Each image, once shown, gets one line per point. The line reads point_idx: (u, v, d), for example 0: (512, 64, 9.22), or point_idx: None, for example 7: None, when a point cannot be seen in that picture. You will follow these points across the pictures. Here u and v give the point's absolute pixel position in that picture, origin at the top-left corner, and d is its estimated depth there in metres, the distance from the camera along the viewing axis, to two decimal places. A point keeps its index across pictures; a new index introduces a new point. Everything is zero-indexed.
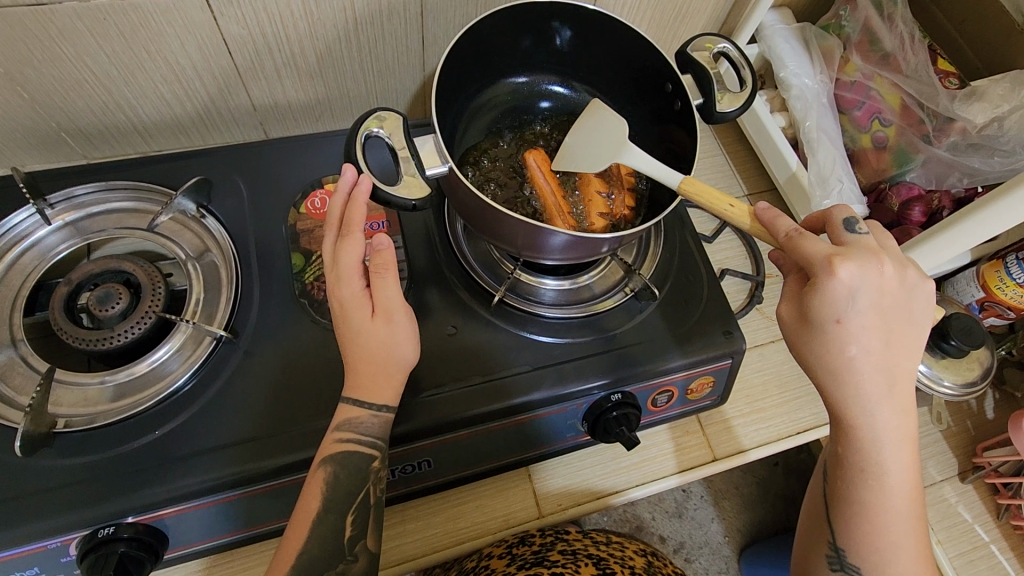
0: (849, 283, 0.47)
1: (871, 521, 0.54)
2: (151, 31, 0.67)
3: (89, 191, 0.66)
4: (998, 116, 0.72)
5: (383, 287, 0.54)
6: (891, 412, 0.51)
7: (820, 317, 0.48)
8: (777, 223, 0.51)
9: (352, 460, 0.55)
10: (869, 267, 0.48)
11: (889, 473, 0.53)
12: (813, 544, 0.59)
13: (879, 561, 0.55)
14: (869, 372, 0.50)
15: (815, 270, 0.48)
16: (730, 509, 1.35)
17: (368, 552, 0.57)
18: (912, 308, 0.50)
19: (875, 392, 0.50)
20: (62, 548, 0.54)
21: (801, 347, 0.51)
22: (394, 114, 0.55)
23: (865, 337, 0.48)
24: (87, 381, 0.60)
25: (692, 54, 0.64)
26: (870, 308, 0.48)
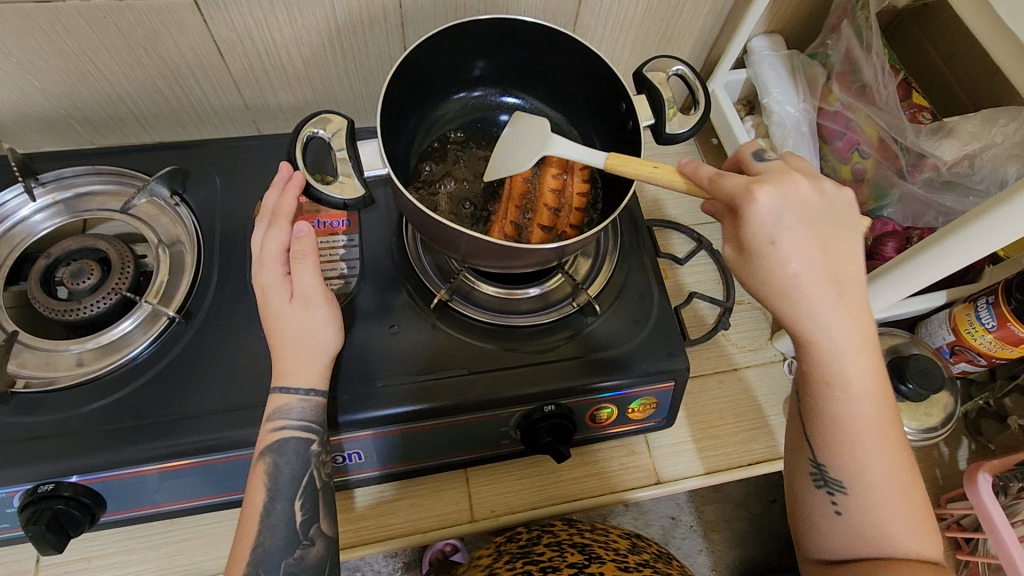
0: (772, 203, 0.48)
1: (845, 431, 0.54)
2: (148, 31, 0.72)
3: (77, 173, 0.72)
4: (969, 153, 0.70)
5: (301, 272, 0.59)
6: (844, 319, 0.50)
7: (754, 242, 0.49)
8: (699, 172, 0.52)
9: (289, 447, 0.57)
10: (786, 185, 0.49)
11: (852, 383, 0.52)
12: (797, 468, 0.59)
13: (860, 472, 0.54)
14: (814, 285, 0.49)
15: (738, 202, 0.49)
16: (718, 542, 1.27)
17: (324, 536, 0.59)
18: (839, 213, 0.50)
19: (823, 303, 0.50)
20: (7, 499, 0.59)
21: (745, 276, 0.51)
22: (339, 117, 0.60)
23: (797, 250, 0.48)
24: (52, 348, 0.64)
25: (647, 74, 0.65)
26: (796, 222, 0.48)
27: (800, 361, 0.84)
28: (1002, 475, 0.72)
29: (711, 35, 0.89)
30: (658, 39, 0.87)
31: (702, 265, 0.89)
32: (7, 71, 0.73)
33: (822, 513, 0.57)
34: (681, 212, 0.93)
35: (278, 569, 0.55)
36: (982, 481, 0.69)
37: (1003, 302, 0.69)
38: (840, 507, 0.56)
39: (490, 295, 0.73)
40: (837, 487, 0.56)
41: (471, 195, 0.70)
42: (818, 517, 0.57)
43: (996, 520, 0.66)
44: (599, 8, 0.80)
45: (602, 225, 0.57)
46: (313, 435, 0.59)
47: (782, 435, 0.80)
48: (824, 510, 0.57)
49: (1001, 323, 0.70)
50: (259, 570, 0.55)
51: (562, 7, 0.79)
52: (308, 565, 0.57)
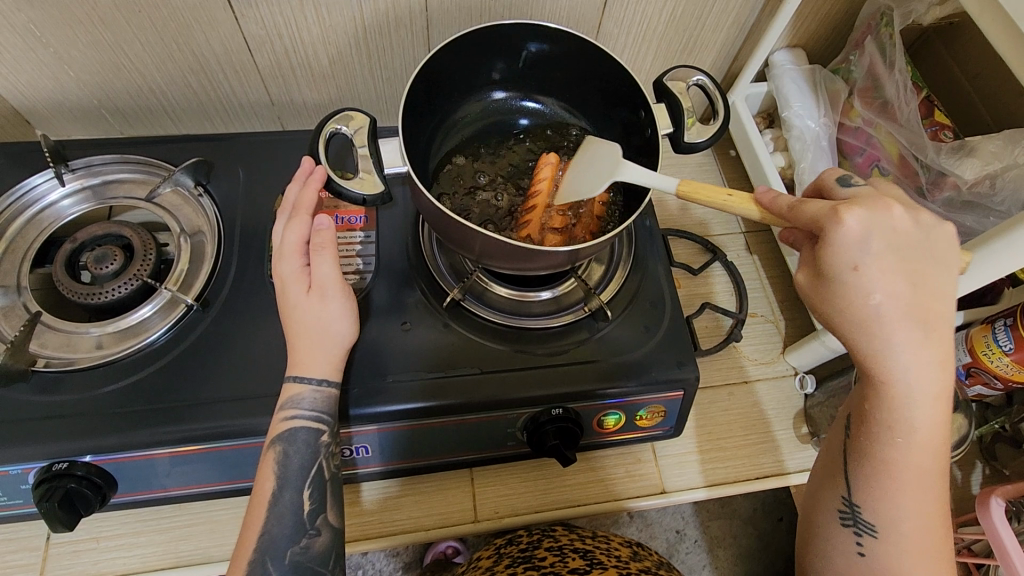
0: (861, 230, 0.47)
1: (890, 476, 0.54)
2: (180, 26, 0.74)
3: (106, 161, 0.74)
4: (990, 173, 0.70)
5: (320, 263, 0.60)
6: (922, 363, 0.49)
7: (835, 267, 0.48)
8: (778, 202, 0.52)
9: (299, 437, 0.58)
10: (878, 211, 0.48)
11: (913, 429, 0.51)
12: (825, 499, 0.59)
13: (895, 519, 0.54)
14: (898, 324, 0.48)
15: (822, 225, 0.48)
16: (723, 558, 1.25)
17: (331, 527, 0.59)
18: (937, 252, 0.49)
19: (905, 344, 0.49)
20: (23, 475, 0.60)
21: (819, 302, 0.50)
22: (362, 115, 0.61)
23: (884, 283, 0.47)
24: (74, 330, 0.66)
25: (667, 83, 0.66)
26: (886, 252, 0.47)
27: (812, 377, 0.83)
28: (1016, 500, 0.71)
29: (734, 48, 0.89)
30: (680, 50, 0.88)
31: (716, 277, 0.89)
32: (45, 61, 0.76)
33: (843, 551, 0.58)
34: (696, 222, 0.93)
35: (284, 558, 0.56)
36: (994, 506, 0.68)
37: (1020, 324, 0.70)
38: (863, 548, 0.56)
39: (502, 296, 0.73)
40: (866, 529, 0.56)
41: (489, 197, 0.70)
42: (835, 553, 0.58)
43: (1008, 546, 0.66)
44: (622, 18, 0.80)
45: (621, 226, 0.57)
46: (323, 426, 0.59)
47: (791, 450, 0.79)
48: (846, 548, 0.57)
49: (1019, 346, 0.70)
50: (264, 558, 0.55)
51: (586, 15, 0.80)
52: (313, 555, 0.57)
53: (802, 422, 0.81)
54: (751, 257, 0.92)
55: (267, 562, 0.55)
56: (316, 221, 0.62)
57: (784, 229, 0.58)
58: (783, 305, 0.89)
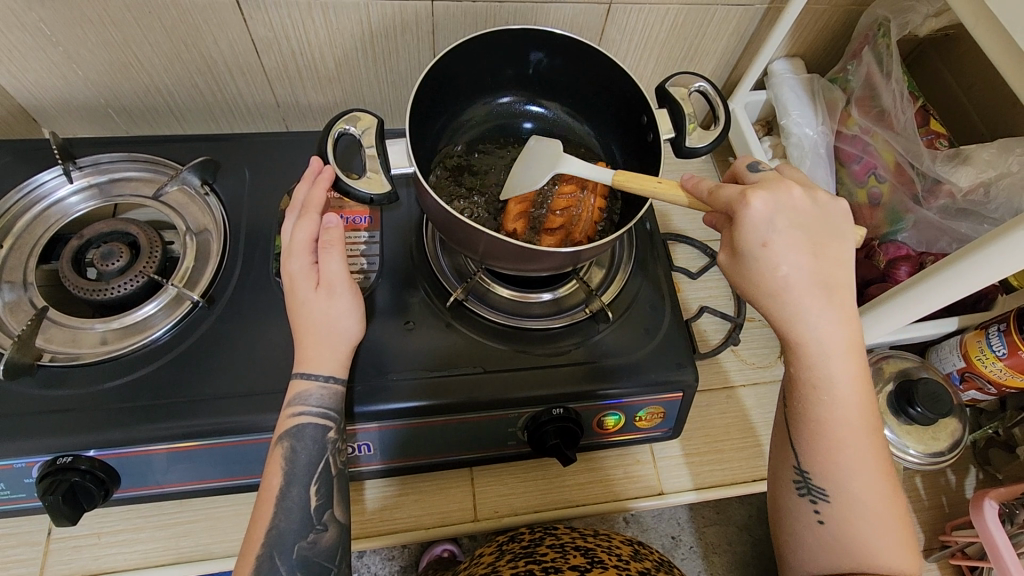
0: (765, 208, 0.50)
1: (829, 436, 0.55)
2: (189, 27, 0.75)
3: (113, 159, 0.75)
4: (984, 181, 0.72)
5: (328, 261, 0.61)
6: (830, 321, 0.52)
7: (747, 244, 0.51)
8: (698, 184, 0.53)
9: (307, 433, 0.59)
10: (779, 191, 0.51)
11: (834, 387, 0.54)
12: (779, 475, 0.60)
13: (841, 480, 0.55)
14: (805, 288, 0.51)
15: (734, 207, 0.51)
16: (719, 564, 1.25)
17: (338, 522, 0.60)
18: (835, 227, 0.52)
19: (812, 305, 0.52)
20: (27, 468, 0.60)
21: (739, 279, 0.53)
22: (369, 115, 0.62)
23: (789, 254, 0.50)
24: (79, 326, 0.66)
25: (670, 89, 0.67)
26: (789, 228, 0.50)
27: None
28: (1009, 503, 0.71)
29: (734, 56, 0.91)
30: (681, 58, 0.89)
31: (714, 281, 0.90)
32: (53, 59, 0.76)
33: (805, 523, 0.58)
34: (695, 227, 0.94)
35: (292, 552, 0.57)
36: (987, 508, 0.70)
37: (1013, 330, 0.71)
38: (821, 515, 0.57)
39: (504, 297, 0.74)
40: (819, 495, 0.56)
41: (488, 200, 0.71)
42: (802, 528, 0.58)
43: (1000, 546, 0.67)
44: (625, 25, 0.82)
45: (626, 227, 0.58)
46: (330, 422, 0.60)
47: None
48: (807, 519, 0.58)
49: (1012, 351, 0.71)
50: (272, 553, 0.56)
51: (589, 22, 0.81)
52: (321, 550, 0.58)
53: None
54: None
55: (275, 557, 0.56)
56: (325, 220, 0.63)
57: (708, 216, 0.57)
58: None
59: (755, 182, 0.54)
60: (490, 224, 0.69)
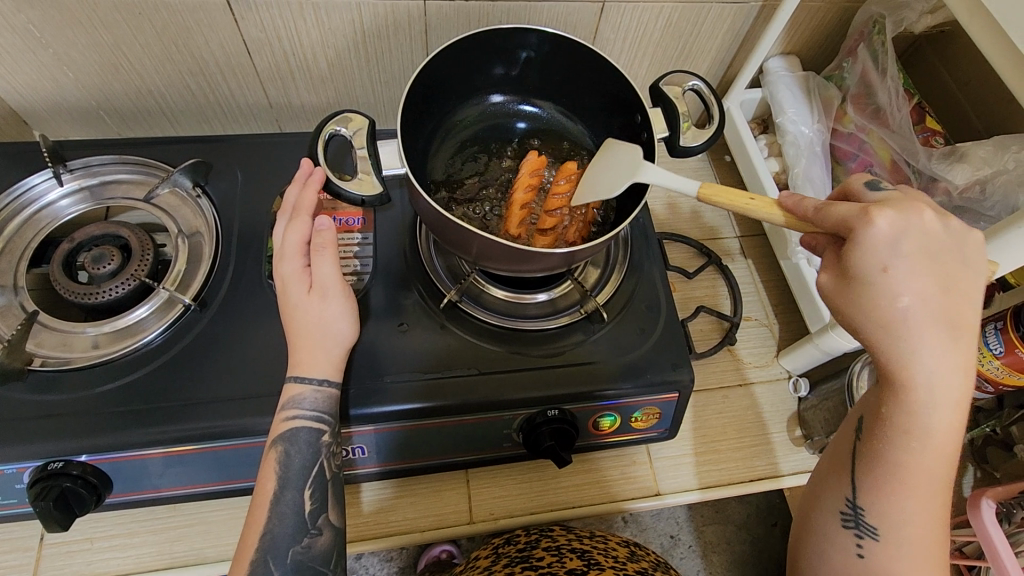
0: (889, 230, 0.47)
1: (897, 478, 0.53)
2: (180, 28, 0.74)
3: (104, 162, 0.74)
4: (981, 178, 0.71)
5: (320, 263, 0.60)
6: (944, 369, 0.49)
7: (864, 267, 0.48)
8: (802, 204, 0.52)
9: (301, 436, 0.58)
10: (910, 215, 0.48)
11: (931, 438, 0.51)
12: (829, 500, 0.59)
13: (895, 522, 0.54)
14: (924, 327, 0.48)
15: (850, 225, 0.48)
16: (718, 564, 1.25)
17: (332, 526, 0.59)
18: (967, 261, 0.49)
19: (927, 347, 0.48)
20: (18, 474, 0.60)
21: (844, 304, 0.50)
22: (361, 117, 0.62)
23: (911, 285, 0.48)
24: (71, 330, 0.66)
25: (663, 88, 0.67)
26: (915, 256, 0.48)
27: (806, 380, 0.84)
28: (1005, 501, 0.72)
29: (729, 55, 0.90)
30: (676, 56, 0.89)
31: (710, 280, 0.90)
32: (43, 61, 0.76)
33: (844, 552, 0.58)
34: (691, 226, 0.94)
35: (286, 557, 0.56)
36: (984, 507, 0.69)
37: (1010, 328, 0.70)
38: (863, 550, 0.56)
39: (497, 298, 0.73)
40: (867, 531, 0.56)
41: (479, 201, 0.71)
42: (834, 552, 0.59)
43: (998, 545, 0.66)
44: (619, 23, 0.81)
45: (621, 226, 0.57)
46: (324, 426, 0.60)
47: (785, 453, 0.80)
48: (845, 548, 0.58)
49: (1009, 349, 0.70)
50: (267, 558, 0.56)
51: (583, 20, 0.80)
52: (315, 554, 0.58)
53: (796, 424, 0.82)
54: (746, 261, 0.93)
55: (269, 561, 0.56)
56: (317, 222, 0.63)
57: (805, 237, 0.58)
58: (778, 309, 0.90)
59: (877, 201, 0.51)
60: (482, 224, 0.69)
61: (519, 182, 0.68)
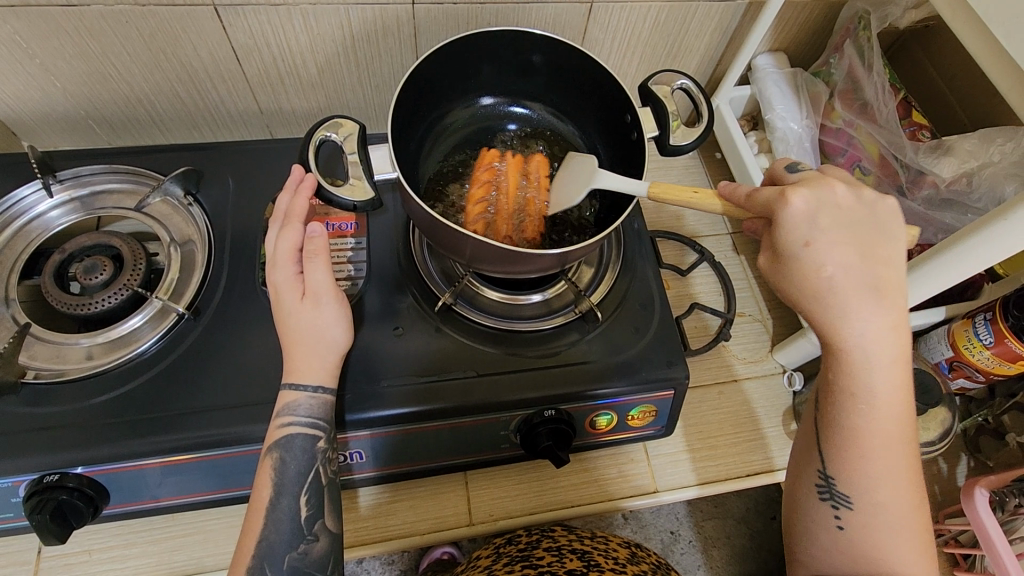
0: (807, 207, 0.50)
1: (859, 443, 0.54)
2: (167, 35, 0.74)
3: (94, 171, 0.74)
4: (967, 171, 0.72)
5: (312, 270, 0.60)
6: (877, 327, 0.51)
7: (789, 245, 0.50)
8: (737, 192, 0.54)
9: (296, 443, 0.58)
10: (821, 188, 0.50)
11: (877, 394, 0.53)
12: (803, 477, 0.60)
13: (868, 487, 0.55)
14: (849, 290, 0.50)
15: (774, 207, 0.51)
16: (718, 558, 1.25)
17: (329, 532, 0.60)
18: (883, 226, 0.51)
19: (858, 309, 0.50)
20: (13, 488, 0.60)
21: (781, 282, 0.53)
22: (351, 122, 0.61)
23: (834, 254, 0.49)
24: (64, 341, 0.66)
25: (652, 87, 0.67)
26: (833, 227, 0.49)
27: (800, 374, 0.84)
28: (999, 491, 0.74)
29: (717, 53, 0.91)
30: (664, 55, 0.89)
31: (704, 278, 0.91)
32: (30, 71, 0.75)
33: (824, 526, 0.58)
34: (683, 224, 0.95)
35: (282, 563, 0.56)
36: (979, 496, 0.70)
37: (999, 319, 0.71)
38: (842, 521, 0.57)
39: (492, 299, 0.74)
40: (842, 501, 0.57)
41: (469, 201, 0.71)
42: (819, 531, 0.59)
43: (993, 536, 0.67)
44: (607, 23, 0.82)
45: (614, 226, 0.57)
46: (320, 432, 0.60)
47: (780, 447, 0.80)
48: (826, 523, 0.58)
49: (999, 339, 0.71)
50: (263, 564, 0.56)
51: (571, 21, 0.81)
52: (312, 561, 0.58)
53: (791, 418, 0.82)
54: (738, 257, 0.94)
55: (265, 568, 0.56)
56: (310, 229, 0.63)
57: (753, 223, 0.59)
58: (770, 304, 0.90)
59: (796, 182, 0.53)
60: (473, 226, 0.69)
61: (476, 181, 0.70)
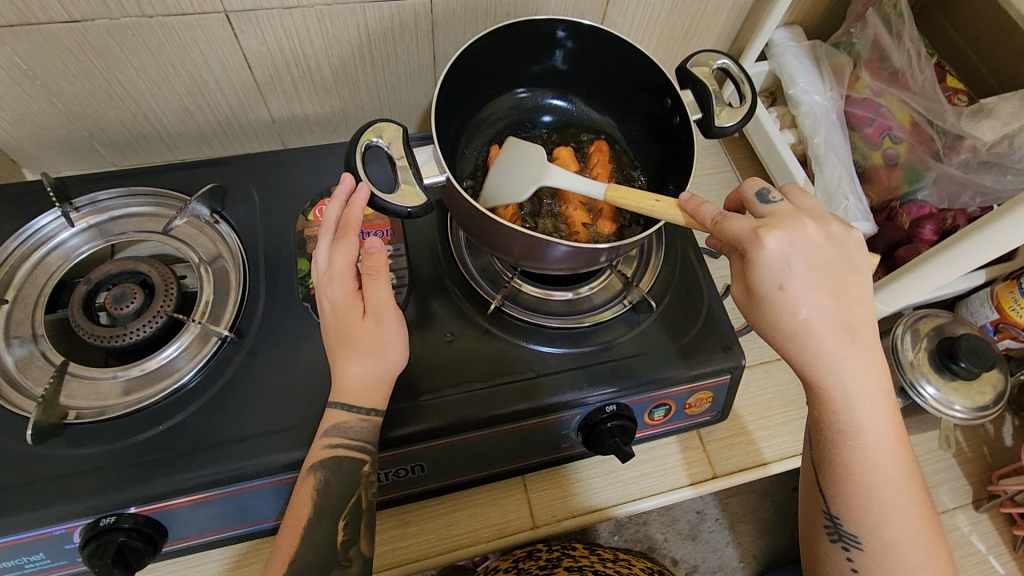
0: (781, 247, 0.49)
1: (859, 482, 0.54)
2: (176, 47, 0.70)
3: (112, 196, 0.71)
4: (1008, 133, 0.72)
5: (375, 288, 0.58)
6: (855, 364, 0.52)
7: (764, 286, 0.50)
8: (701, 211, 0.52)
9: (344, 466, 0.57)
10: (796, 228, 0.49)
11: (866, 430, 0.53)
12: (809, 517, 0.59)
13: (875, 527, 0.54)
14: (826, 330, 0.50)
15: (744, 244, 0.49)
16: (746, 534, 1.26)
17: (361, 556, 0.58)
18: (852, 263, 0.51)
19: (834, 349, 0.51)
20: (67, 534, 0.57)
21: (756, 318, 0.52)
22: (393, 124, 0.59)
23: (809, 297, 0.49)
24: (100, 376, 0.62)
25: (691, 69, 0.66)
26: (807, 268, 0.49)
27: None
28: None
29: (734, 30, 0.90)
30: (681, 35, 0.88)
31: None
32: (30, 94, 0.71)
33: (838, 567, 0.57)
34: None
35: None
36: None
37: None
38: (855, 564, 0.55)
39: (540, 296, 0.72)
40: (852, 542, 0.55)
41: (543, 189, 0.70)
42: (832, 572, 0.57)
43: None
44: (627, 6, 0.80)
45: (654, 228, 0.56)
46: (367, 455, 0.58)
47: None
48: (840, 566, 0.57)
49: None
50: None
51: (591, 6, 0.79)
52: None
53: None
54: None
55: None
56: (366, 243, 0.59)
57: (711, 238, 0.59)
58: None
59: (766, 215, 0.52)
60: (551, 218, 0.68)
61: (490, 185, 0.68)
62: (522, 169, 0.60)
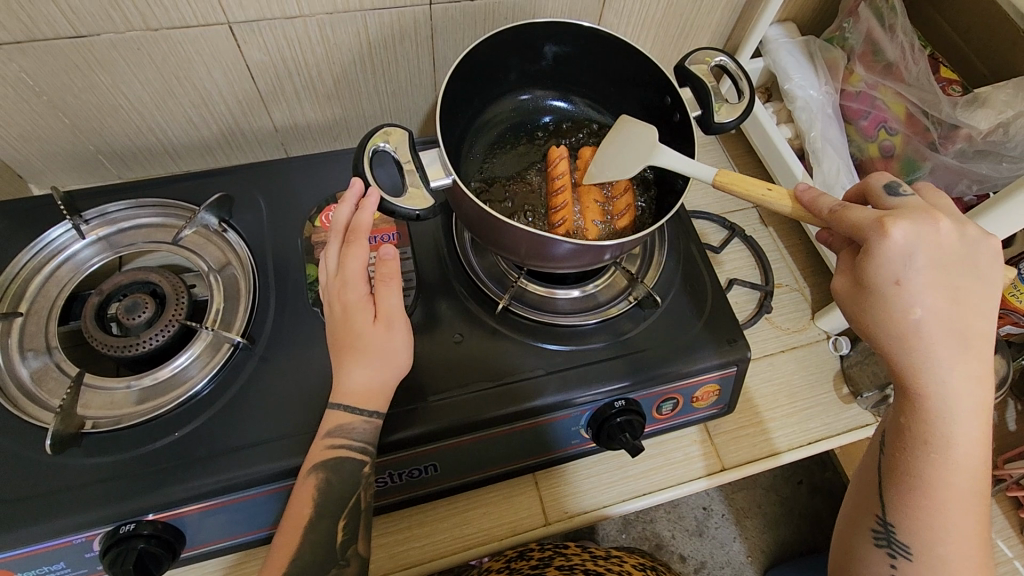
0: (905, 241, 0.48)
1: (927, 493, 0.53)
2: (180, 59, 0.71)
3: (121, 208, 0.72)
4: (1004, 121, 0.73)
5: (388, 294, 0.59)
6: (957, 375, 0.50)
7: (877, 279, 0.49)
8: (819, 204, 0.53)
9: (346, 466, 0.57)
10: (924, 225, 0.48)
11: (953, 444, 0.51)
12: (860, 519, 0.58)
13: (930, 540, 0.53)
14: (937, 333, 0.49)
15: (865, 236, 0.49)
16: (752, 528, 1.26)
17: (359, 556, 0.59)
18: (980, 269, 0.50)
19: (940, 353, 0.50)
20: (87, 543, 0.57)
21: (858, 309, 0.52)
22: (399, 129, 0.60)
23: (927, 296, 0.48)
24: (113, 386, 0.63)
25: (691, 67, 0.67)
26: (929, 267, 0.48)
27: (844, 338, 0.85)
28: None
29: (727, 29, 0.91)
30: (676, 35, 0.89)
31: (738, 253, 0.91)
32: (36, 109, 0.72)
33: (879, 572, 0.56)
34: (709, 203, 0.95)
35: None
36: None
37: None
38: (898, 572, 0.55)
39: (547, 294, 0.73)
40: (900, 550, 0.55)
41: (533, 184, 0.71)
42: None
43: None
44: (623, 8, 0.81)
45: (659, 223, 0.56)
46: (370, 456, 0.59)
47: (837, 412, 0.80)
48: (881, 571, 0.56)
49: None
50: None
51: (587, 8, 0.80)
52: None
53: (842, 382, 0.82)
54: (768, 230, 0.94)
55: None
56: (381, 249, 0.59)
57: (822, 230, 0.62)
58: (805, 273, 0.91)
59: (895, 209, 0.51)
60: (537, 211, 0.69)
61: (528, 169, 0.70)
62: (628, 153, 0.62)
